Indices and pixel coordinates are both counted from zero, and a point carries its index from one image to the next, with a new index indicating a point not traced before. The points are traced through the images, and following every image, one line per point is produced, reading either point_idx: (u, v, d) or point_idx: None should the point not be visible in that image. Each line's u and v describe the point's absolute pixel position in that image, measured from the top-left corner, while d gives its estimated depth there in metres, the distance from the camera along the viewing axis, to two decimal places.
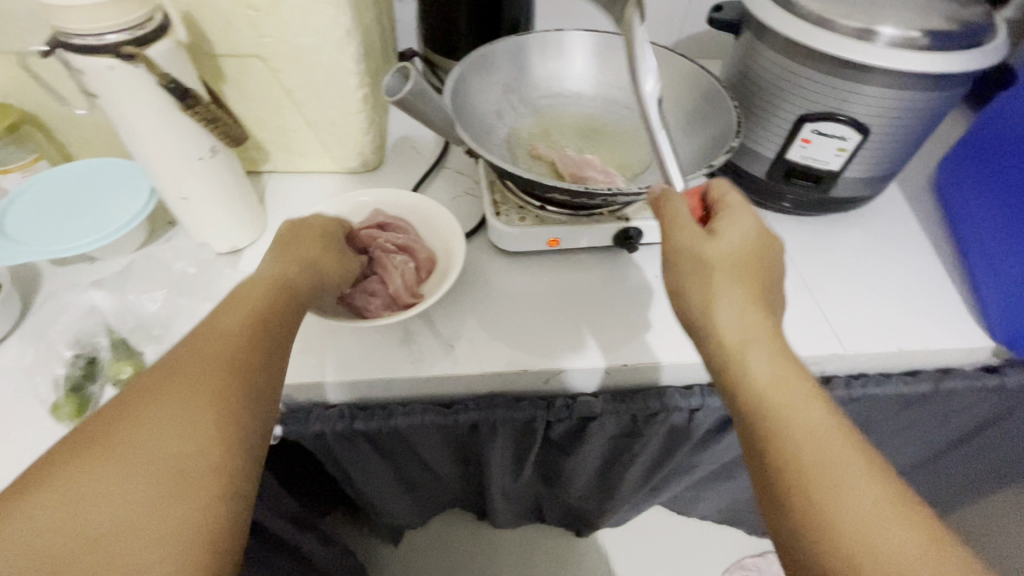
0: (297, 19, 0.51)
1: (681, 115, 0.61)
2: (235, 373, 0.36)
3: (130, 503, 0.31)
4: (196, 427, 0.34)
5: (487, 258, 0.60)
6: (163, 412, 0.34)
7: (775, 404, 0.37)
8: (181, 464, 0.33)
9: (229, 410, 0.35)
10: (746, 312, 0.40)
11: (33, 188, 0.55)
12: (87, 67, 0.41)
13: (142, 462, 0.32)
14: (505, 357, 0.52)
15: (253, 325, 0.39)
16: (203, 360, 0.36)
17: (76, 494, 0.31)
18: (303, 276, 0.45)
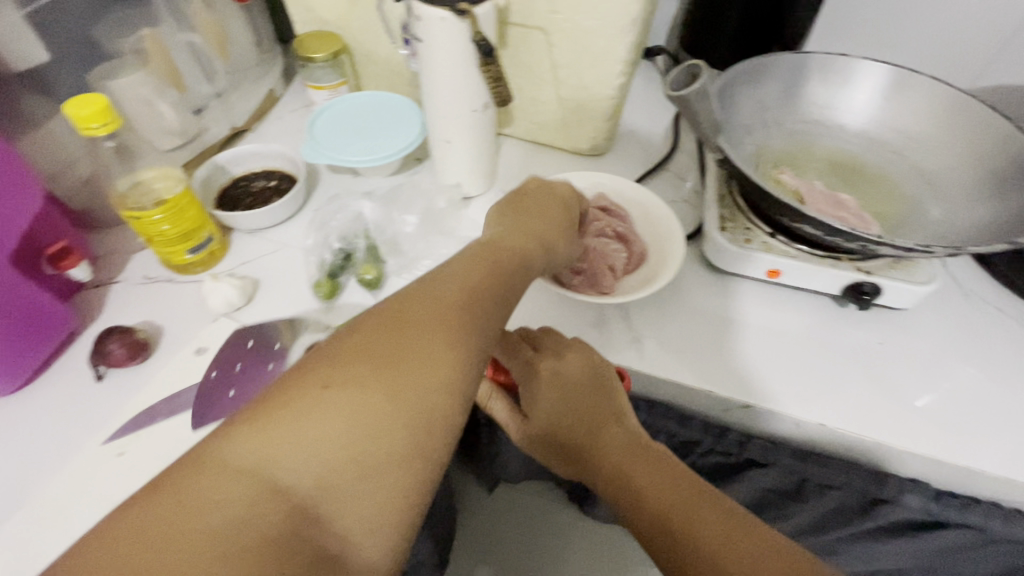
0: (592, 2, 0.54)
1: (973, 176, 0.52)
2: (445, 349, 0.33)
3: (334, 469, 0.29)
4: (439, 379, 0.32)
5: (693, 269, 0.59)
6: (411, 353, 0.32)
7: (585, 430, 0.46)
8: (387, 445, 0.30)
9: (461, 369, 0.34)
10: (560, 395, 0.47)
11: (335, 106, 0.66)
12: (426, 15, 0.47)
13: (352, 429, 0.30)
14: (692, 372, 0.51)
15: (468, 299, 0.36)
16: (414, 326, 0.34)
17: (282, 447, 0.29)
18: (527, 254, 0.43)
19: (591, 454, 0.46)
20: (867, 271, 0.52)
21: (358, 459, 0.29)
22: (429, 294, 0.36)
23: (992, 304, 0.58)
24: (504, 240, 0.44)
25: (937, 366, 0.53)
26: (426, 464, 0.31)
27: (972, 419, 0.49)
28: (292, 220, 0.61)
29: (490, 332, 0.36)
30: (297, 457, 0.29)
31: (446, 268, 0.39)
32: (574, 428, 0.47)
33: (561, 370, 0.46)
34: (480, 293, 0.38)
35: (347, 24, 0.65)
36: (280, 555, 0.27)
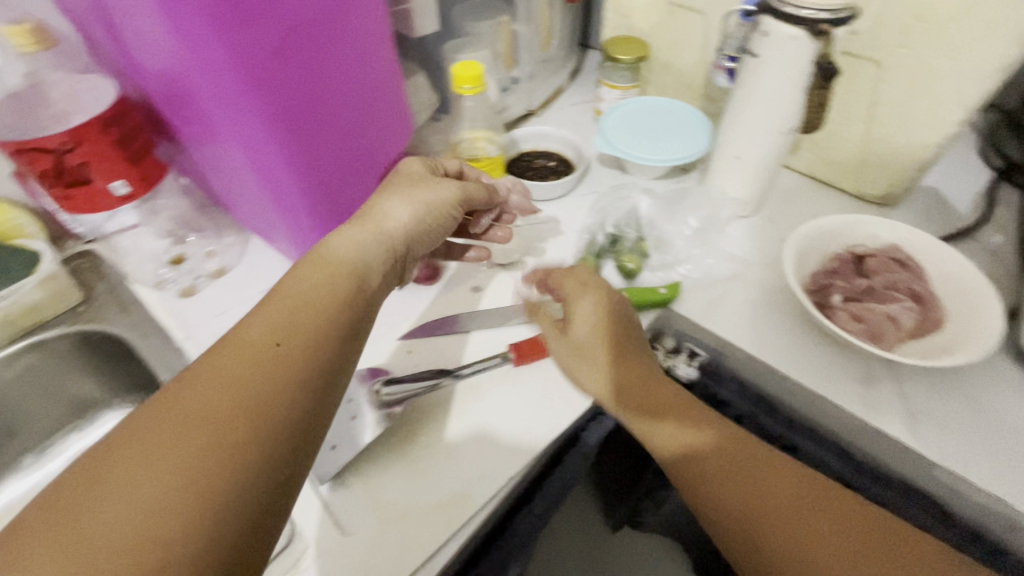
0: (958, 41, 0.50)
1: None
2: (315, 312, 0.36)
3: (219, 442, 0.29)
4: (235, 367, 0.32)
5: (998, 358, 0.50)
6: (215, 368, 0.32)
7: (713, 469, 0.40)
8: (289, 364, 0.33)
9: (259, 339, 0.34)
10: (679, 432, 0.43)
11: (626, 104, 0.71)
12: (775, 31, 0.48)
13: (233, 394, 0.30)
14: (982, 472, 0.44)
15: (355, 271, 0.41)
16: (279, 297, 0.37)
17: (183, 430, 0.29)
18: (448, 207, 0.50)
19: (742, 497, 0.39)
20: None
21: (237, 428, 0.29)
22: (332, 264, 0.40)
23: None
24: (408, 207, 0.47)
25: None
26: (258, 424, 0.30)
27: None
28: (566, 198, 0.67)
29: (382, 268, 0.43)
30: (198, 439, 0.28)
31: (354, 228, 0.44)
32: (713, 456, 0.41)
33: (686, 414, 0.44)
34: (380, 244, 0.44)
35: (659, 33, 0.69)
36: (184, 516, 0.26)
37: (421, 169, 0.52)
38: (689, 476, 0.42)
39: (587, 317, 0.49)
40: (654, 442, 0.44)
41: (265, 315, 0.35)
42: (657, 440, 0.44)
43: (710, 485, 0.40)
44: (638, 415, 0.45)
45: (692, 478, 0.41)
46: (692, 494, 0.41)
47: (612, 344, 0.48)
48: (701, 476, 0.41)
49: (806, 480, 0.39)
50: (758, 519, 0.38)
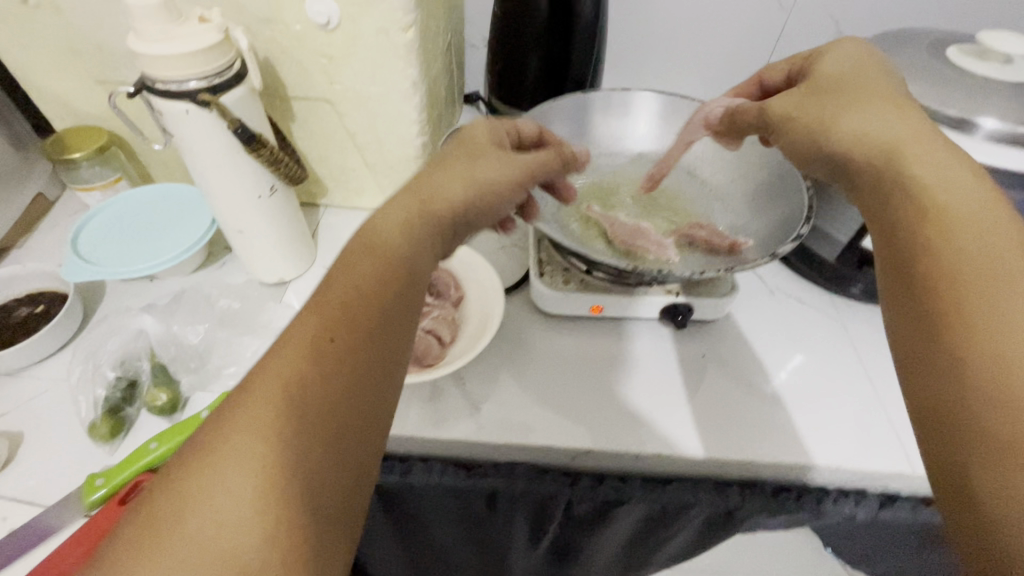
0: (367, 70, 0.53)
1: (750, 189, 0.57)
2: (371, 296, 0.32)
3: (306, 425, 0.27)
4: (309, 369, 0.28)
5: (526, 317, 0.59)
6: (277, 373, 0.28)
7: (916, 236, 0.31)
8: (361, 349, 0.30)
9: (336, 330, 0.30)
10: (953, 171, 0.33)
11: (113, 205, 0.59)
12: (166, 110, 0.43)
13: (313, 373, 0.28)
14: (536, 429, 0.50)
15: (409, 232, 0.35)
16: (336, 282, 0.32)
17: (271, 418, 0.26)
18: (506, 181, 0.40)
19: (920, 207, 0.32)
20: (677, 293, 0.55)
21: (326, 417, 0.27)
22: (375, 246, 0.34)
23: (796, 296, 0.63)
24: (457, 186, 0.38)
25: (761, 368, 0.56)
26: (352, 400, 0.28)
27: (789, 406, 0.53)
28: (66, 349, 0.52)
29: (429, 257, 0.36)
30: (289, 433, 0.26)
31: (387, 210, 0.36)
32: (952, 213, 0.31)
33: (910, 153, 0.34)
34: (424, 228, 0.36)
35: (110, 115, 0.58)
36: (315, 507, 0.26)
37: (484, 131, 0.43)
38: (877, 187, 0.35)
39: (838, 59, 0.42)
40: (827, 135, 0.38)
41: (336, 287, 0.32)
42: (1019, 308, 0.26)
43: (957, 217, 0.30)
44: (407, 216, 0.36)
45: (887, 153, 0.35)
46: (875, 185, 0.35)
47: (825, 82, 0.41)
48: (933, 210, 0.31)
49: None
50: (929, 237, 0.30)
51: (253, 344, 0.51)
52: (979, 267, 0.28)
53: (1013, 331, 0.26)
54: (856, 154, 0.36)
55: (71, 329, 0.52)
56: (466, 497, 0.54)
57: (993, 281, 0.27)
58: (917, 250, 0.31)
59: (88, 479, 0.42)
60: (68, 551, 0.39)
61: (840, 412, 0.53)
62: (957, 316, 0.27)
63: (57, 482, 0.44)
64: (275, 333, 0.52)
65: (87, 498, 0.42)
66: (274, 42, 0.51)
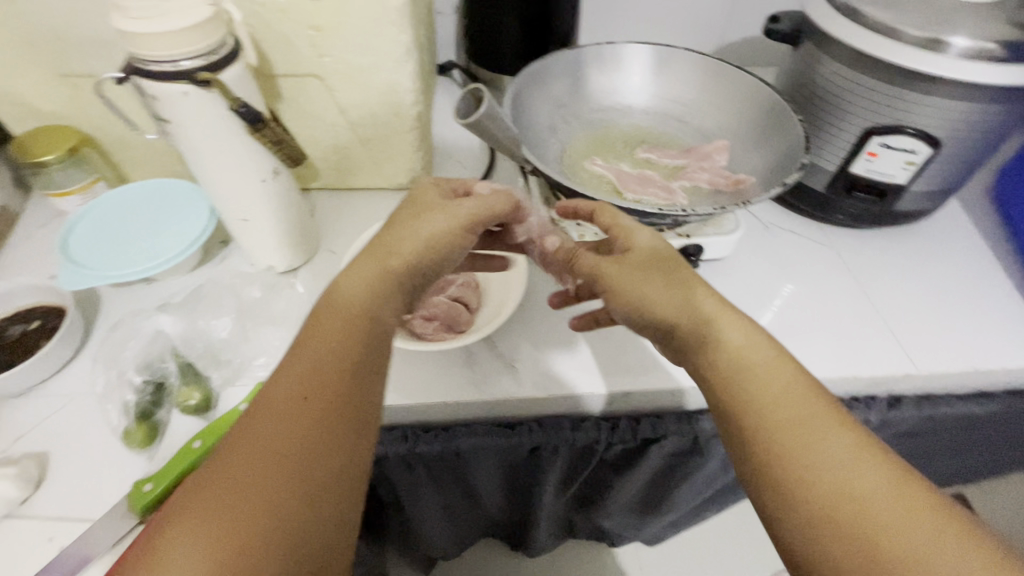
0: (358, 39, 0.51)
1: (744, 129, 0.59)
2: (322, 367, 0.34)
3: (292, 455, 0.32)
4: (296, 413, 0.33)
5: (543, 277, 0.60)
6: (272, 417, 0.33)
7: (761, 380, 0.36)
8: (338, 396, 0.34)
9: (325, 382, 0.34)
10: (752, 332, 0.38)
11: (95, 209, 0.55)
12: (162, 94, 0.41)
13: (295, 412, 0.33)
14: (574, 379, 0.52)
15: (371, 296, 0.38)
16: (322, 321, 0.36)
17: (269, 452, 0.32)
18: (450, 237, 0.41)
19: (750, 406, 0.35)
20: (687, 235, 0.56)
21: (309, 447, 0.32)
22: (336, 314, 0.37)
23: (790, 229, 0.67)
24: (412, 233, 0.41)
25: (769, 297, 0.60)
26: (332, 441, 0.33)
27: (799, 328, 0.57)
28: (73, 364, 0.50)
29: (393, 316, 0.38)
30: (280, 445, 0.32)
31: (360, 266, 0.39)
32: (745, 370, 0.36)
33: (734, 345, 0.37)
34: (384, 286, 0.38)
35: (77, 112, 0.54)
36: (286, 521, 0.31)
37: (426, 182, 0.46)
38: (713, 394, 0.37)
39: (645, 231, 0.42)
40: (686, 304, 0.39)
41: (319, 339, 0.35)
42: (776, 387, 0.35)
43: (740, 381, 0.36)
44: (365, 280, 0.38)
45: (688, 327, 0.39)
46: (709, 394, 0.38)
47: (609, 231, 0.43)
48: (760, 398, 0.35)
49: (816, 390, 0.35)
50: (767, 457, 0.34)
51: (278, 333, 0.50)
52: (787, 411, 0.34)
53: (841, 488, 0.31)
54: (669, 318, 0.39)
55: (75, 342, 0.49)
56: (509, 454, 0.56)
57: (796, 443, 0.33)
58: (730, 395, 0.36)
59: (135, 486, 0.41)
60: None
61: (845, 328, 0.57)
62: (780, 466, 0.33)
63: (101, 497, 0.42)
64: (297, 319, 0.51)
65: (137, 505, 0.40)
66: (257, 16, 0.48)
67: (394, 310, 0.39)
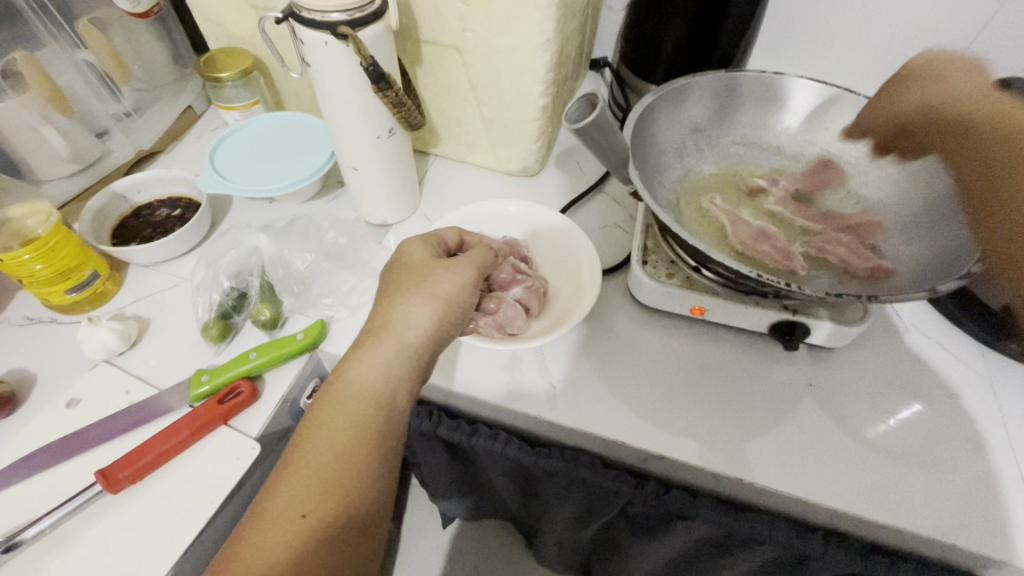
0: (502, 21, 0.51)
1: (911, 208, 0.49)
2: (337, 467, 0.35)
3: (304, 572, 0.32)
4: (306, 525, 0.33)
5: (617, 304, 0.56)
6: (277, 528, 0.33)
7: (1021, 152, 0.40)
8: (349, 502, 0.35)
9: (337, 484, 0.35)
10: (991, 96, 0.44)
11: (248, 127, 0.63)
12: (308, 39, 0.44)
13: (306, 524, 0.33)
14: (609, 422, 0.48)
15: (384, 384, 0.38)
16: (333, 411, 0.37)
17: (279, 565, 0.32)
18: (465, 292, 0.43)
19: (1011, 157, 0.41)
20: (794, 311, 0.48)
21: (319, 562, 0.33)
22: (346, 403, 0.37)
23: (936, 341, 0.54)
24: (418, 315, 0.41)
25: (876, 411, 0.50)
26: (342, 551, 0.34)
27: (901, 460, 0.47)
28: (190, 254, 0.57)
29: (406, 393, 0.40)
30: (288, 557, 0.32)
31: (377, 344, 0.40)
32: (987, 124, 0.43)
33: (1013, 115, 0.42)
34: (398, 371, 0.39)
35: (257, 41, 0.62)
36: None
37: (423, 249, 0.45)
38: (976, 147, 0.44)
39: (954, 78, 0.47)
40: (941, 86, 0.47)
41: (331, 432, 0.36)
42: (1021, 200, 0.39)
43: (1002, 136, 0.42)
44: (372, 368, 0.38)
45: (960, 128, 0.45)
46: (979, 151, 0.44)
47: (913, 72, 0.50)
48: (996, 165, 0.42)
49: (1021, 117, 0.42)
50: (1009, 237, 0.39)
51: (350, 281, 0.53)
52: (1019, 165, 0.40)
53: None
54: (927, 118, 0.48)
55: (197, 236, 0.57)
56: (525, 468, 0.54)
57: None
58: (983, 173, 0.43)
59: (196, 373, 0.47)
60: (170, 436, 0.43)
61: (969, 482, 0.45)
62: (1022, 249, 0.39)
63: (170, 372, 0.49)
64: (370, 273, 0.53)
65: (192, 391, 0.46)
66: None
67: (405, 394, 0.39)
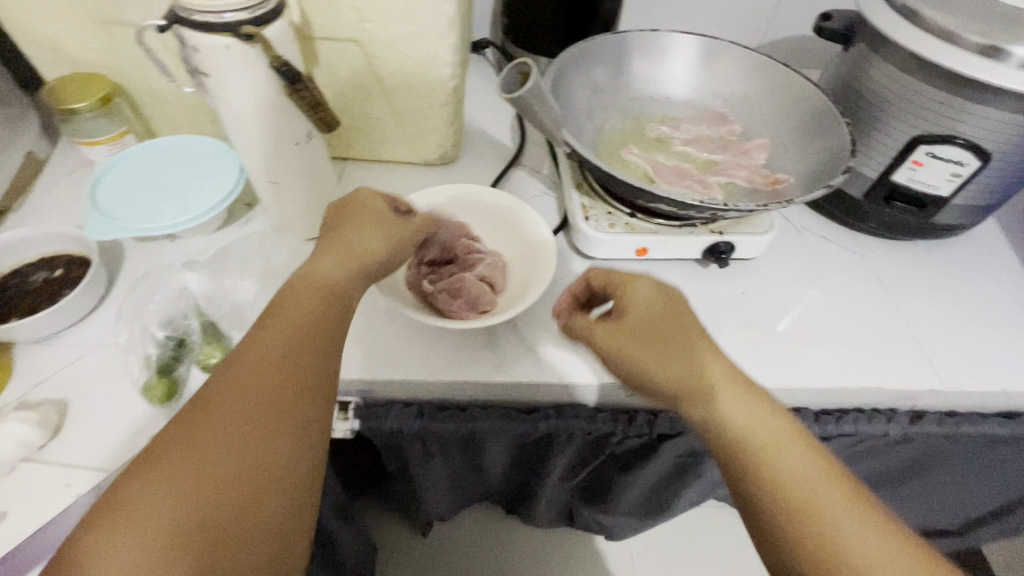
0: (401, 7, 0.50)
1: (785, 128, 0.58)
2: (261, 394, 0.34)
3: (224, 490, 0.31)
4: (244, 409, 0.33)
5: (568, 264, 0.59)
6: (213, 419, 0.32)
7: None
8: (287, 397, 0.34)
9: (266, 398, 0.34)
10: None
11: (125, 160, 0.55)
12: (204, 46, 0.40)
13: (238, 419, 0.32)
14: (595, 368, 0.51)
15: (284, 347, 0.35)
16: (268, 331, 0.36)
17: (197, 471, 0.31)
18: (393, 246, 0.44)
19: None
20: (721, 232, 0.55)
21: (253, 452, 0.32)
22: (283, 319, 0.37)
23: (821, 235, 0.65)
24: (351, 252, 0.42)
25: (795, 301, 0.59)
26: (272, 462, 0.32)
27: (823, 334, 0.56)
28: (94, 314, 0.49)
29: (343, 316, 0.39)
30: (229, 439, 0.32)
31: (303, 284, 0.39)
32: None
33: None
34: (330, 298, 0.39)
35: (114, 62, 0.54)
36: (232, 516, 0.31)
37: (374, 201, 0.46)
38: None
39: None
40: None
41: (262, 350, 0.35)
42: None
43: None
44: (309, 297, 0.38)
45: None
46: None
47: None
48: None
49: None
50: None
51: None
52: None
53: None
54: None
55: (98, 293, 0.49)
56: (522, 438, 0.56)
57: None
58: None
59: None
60: None
61: (872, 337, 0.56)
62: None
63: (118, 448, 0.42)
64: None
65: None
66: None
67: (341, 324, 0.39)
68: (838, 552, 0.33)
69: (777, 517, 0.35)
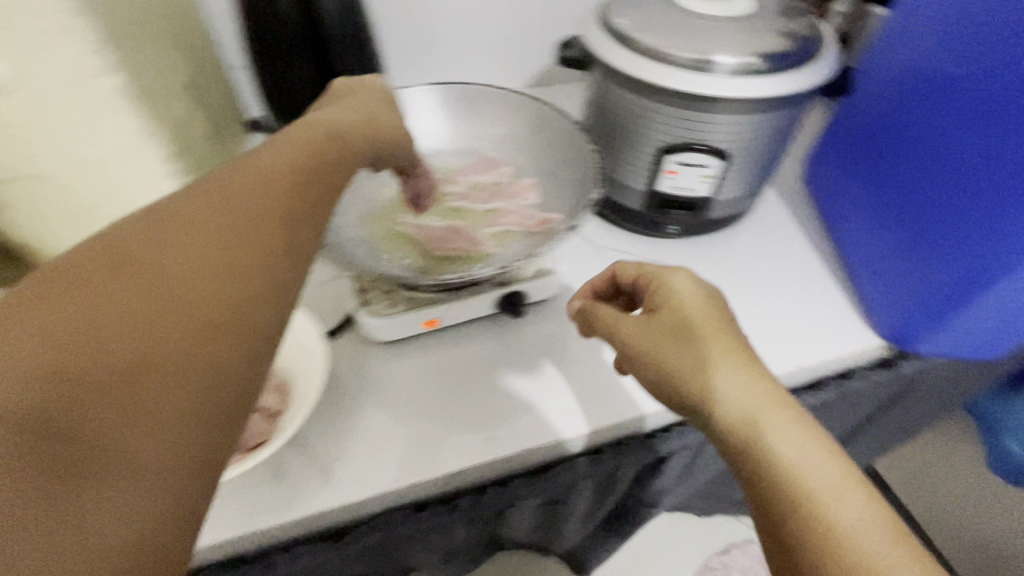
0: (76, 133, 0.44)
1: (545, 163, 0.59)
2: (187, 310, 0.25)
3: (145, 444, 0.23)
4: (170, 322, 0.25)
5: (367, 352, 0.55)
6: (130, 333, 0.24)
7: None
8: (224, 310, 0.26)
9: (201, 324, 0.25)
10: None
11: None
12: None
13: (151, 344, 0.24)
14: (401, 467, 0.47)
15: (234, 259, 0.27)
16: (200, 234, 0.27)
17: (105, 422, 0.22)
18: (328, 166, 0.34)
19: None
20: (505, 284, 0.53)
21: (176, 388, 0.24)
22: (212, 222, 0.28)
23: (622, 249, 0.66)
24: (286, 159, 0.32)
25: None
26: (204, 400, 0.25)
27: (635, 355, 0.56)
28: None
29: (303, 232, 0.31)
30: (145, 371, 0.23)
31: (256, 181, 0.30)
32: None
33: None
34: (269, 213, 0.30)
35: None
36: (152, 463, 0.23)
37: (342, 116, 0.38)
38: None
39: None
40: None
41: (185, 259, 0.26)
42: None
43: None
44: (237, 202, 0.29)
45: None
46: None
47: None
48: None
49: None
50: None
51: None
52: None
53: None
54: None
55: None
56: (352, 557, 0.50)
57: None
58: None
59: None
60: None
61: None
62: None
63: None
64: None
65: None
66: None
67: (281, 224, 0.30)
68: (795, 490, 0.33)
69: (782, 498, 0.33)
